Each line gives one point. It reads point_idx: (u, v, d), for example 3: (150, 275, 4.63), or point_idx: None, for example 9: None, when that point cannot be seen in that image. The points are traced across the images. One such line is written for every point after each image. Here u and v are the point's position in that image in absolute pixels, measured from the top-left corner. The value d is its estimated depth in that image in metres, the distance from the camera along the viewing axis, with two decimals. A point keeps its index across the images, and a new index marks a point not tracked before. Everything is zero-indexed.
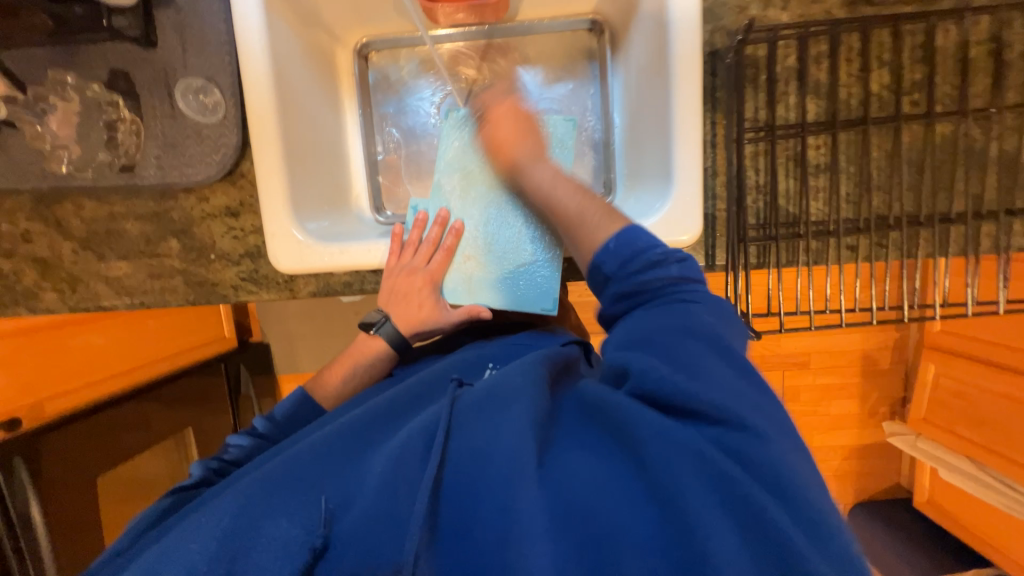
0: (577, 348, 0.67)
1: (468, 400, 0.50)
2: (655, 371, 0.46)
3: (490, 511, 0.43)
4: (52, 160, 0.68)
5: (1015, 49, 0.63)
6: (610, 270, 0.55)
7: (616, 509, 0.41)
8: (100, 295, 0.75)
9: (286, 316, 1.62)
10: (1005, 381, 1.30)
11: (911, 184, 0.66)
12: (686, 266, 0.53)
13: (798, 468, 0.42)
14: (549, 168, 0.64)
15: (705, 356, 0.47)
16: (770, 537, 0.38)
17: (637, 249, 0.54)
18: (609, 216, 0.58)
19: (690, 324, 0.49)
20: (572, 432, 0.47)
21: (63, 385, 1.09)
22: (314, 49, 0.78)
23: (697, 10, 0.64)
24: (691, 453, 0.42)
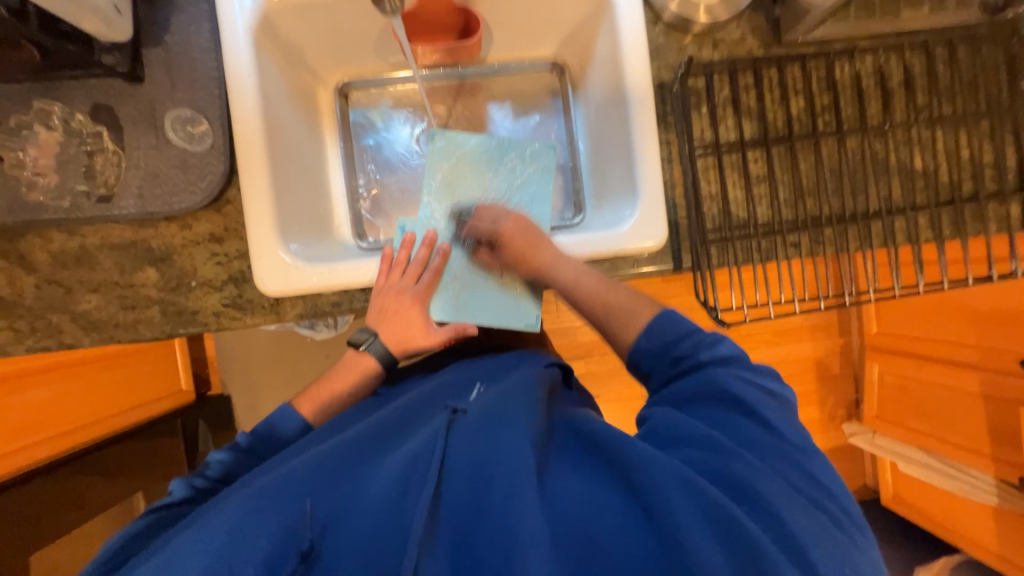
0: (558, 371, 0.72)
1: (465, 421, 0.52)
2: (668, 419, 0.50)
3: (490, 524, 0.43)
4: (24, 192, 0.67)
5: (894, 80, 0.78)
6: (648, 364, 0.57)
7: (612, 529, 0.42)
8: (63, 332, 0.71)
9: (250, 364, 1.55)
10: (936, 369, 1.45)
11: (835, 189, 0.78)
12: (718, 351, 0.54)
13: (776, 489, 0.44)
14: (572, 266, 0.67)
15: (728, 416, 0.50)
16: (755, 549, 0.39)
17: (677, 336, 0.56)
18: (638, 301, 0.60)
19: (713, 392, 0.51)
20: (563, 456, 0.49)
21: (19, 440, 0.97)
22: (299, 87, 0.83)
23: (644, 49, 0.76)
24: (676, 475, 0.43)
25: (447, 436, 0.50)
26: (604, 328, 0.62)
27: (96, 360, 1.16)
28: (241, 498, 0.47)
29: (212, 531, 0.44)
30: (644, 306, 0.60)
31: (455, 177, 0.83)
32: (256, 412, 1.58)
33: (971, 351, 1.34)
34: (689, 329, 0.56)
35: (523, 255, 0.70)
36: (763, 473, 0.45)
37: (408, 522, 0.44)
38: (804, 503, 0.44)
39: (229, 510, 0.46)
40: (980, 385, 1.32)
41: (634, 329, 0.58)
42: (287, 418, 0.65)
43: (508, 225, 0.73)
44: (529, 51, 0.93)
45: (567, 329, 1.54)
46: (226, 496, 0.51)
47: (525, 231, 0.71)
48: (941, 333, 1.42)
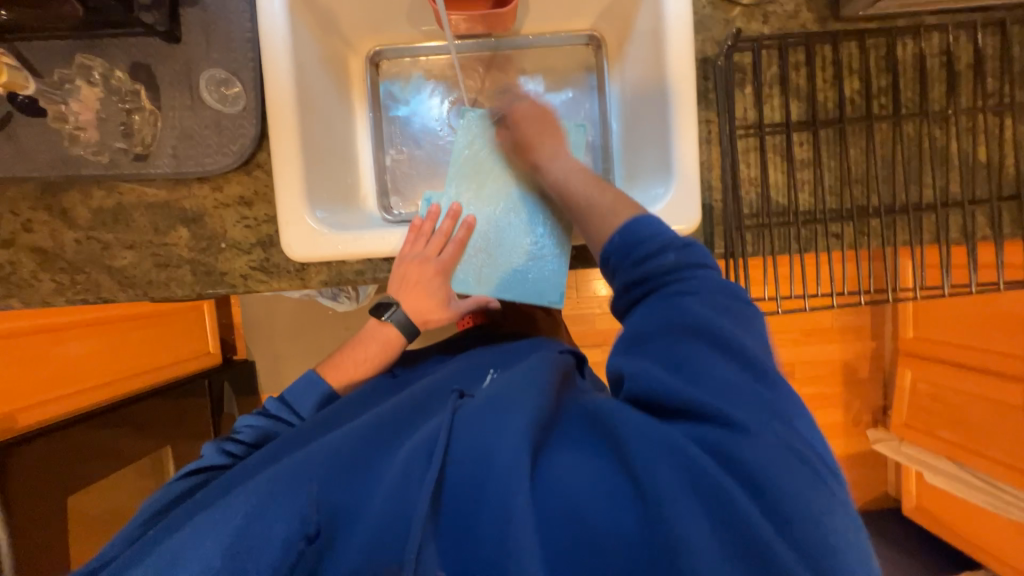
0: (571, 358, 0.71)
1: (468, 407, 0.50)
2: (648, 372, 0.46)
3: (488, 510, 0.42)
4: (67, 146, 0.69)
5: (963, 61, 0.72)
6: (617, 264, 0.54)
7: (603, 506, 0.41)
8: (101, 286, 0.73)
9: (275, 333, 1.59)
10: (973, 379, 1.38)
11: (885, 177, 0.73)
12: (684, 253, 0.51)
13: (785, 465, 0.39)
14: (566, 165, 0.68)
15: (698, 353, 0.45)
16: (747, 537, 0.37)
17: (642, 240, 0.53)
18: (619, 201, 0.59)
19: (678, 321, 0.47)
20: (566, 436, 0.47)
21: (54, 390, 1.01)
22: (331, 53, 0.82)
23: (689, 21, 0.71)
24: (668, 445, 0.41)
25: (453, 420, 0.49)
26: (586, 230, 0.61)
27: (124, 320, 1.20)
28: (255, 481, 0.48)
29: (227, 514, 0.45)
30: (629, 204, 0.58)
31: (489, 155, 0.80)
32: (278, 379, 1.63)
33: (1016, 363, 1.26)
34: (660, 232, 0.53)
35: (529, 144, 0.72)
36: (773, 446, 0.40)
37: (412, 508, 0.43)
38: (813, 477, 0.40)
39: (244, 494, 0.47)
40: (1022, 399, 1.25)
41: (613, 225, 0.56)
42: (309, 385, 0.67)
43: (524, 106, 0.75)
44: (565, 23, 0.89)
45: (586, 316, 1.52)
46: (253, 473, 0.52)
47: (543, 116, 0.74)
48: (983, 342, 1.34)
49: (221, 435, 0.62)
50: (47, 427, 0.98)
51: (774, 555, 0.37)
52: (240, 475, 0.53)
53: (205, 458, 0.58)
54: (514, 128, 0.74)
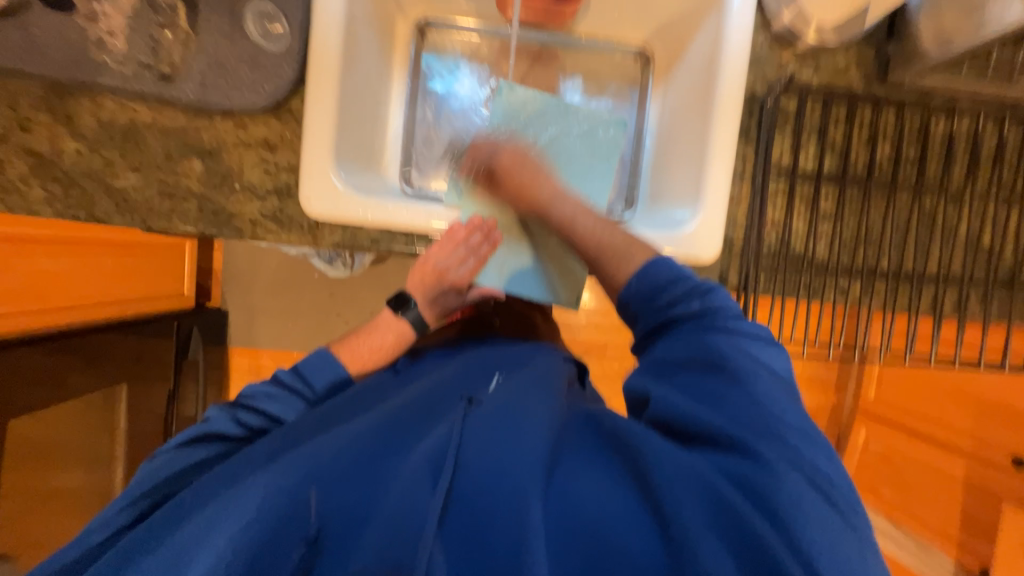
0: (572, 368, 0.73)
1: (481, 415, 0.52)
2: (675, 400, 0.48)
3: (501, 523, 0.44)
4: (90, 49, 0.64)
5: (985, 147, 0.75)
6: (637, 308, 0.55)
7: (619, 528, 0.43)
8: (97, 205, 0.69)
9: (255, 286, 1.54)
10: (921, 447, 1.45)
11: (896, 243, 0.76)
12: (708, 300, 0.53)
13: (805, 504, 0.41)
14: (573, 198, 0.65)
15: (725, 389, 0.47)
16: (766, 563, 0.38)
17: (661, 286, 0.54)
18: (636, 244, 0.58)
19: (702, 356, 0.49)
20: (582, 453, 0.49)
21: (19, 302, 0.94)
22: (381, 13, 0.80)
23: (745, 57, 0.72)
24: (689, 472, 0.43)
25: (463, 427, 0.51)
26: (600, 265, 0.59)
27: (98, 245, 1.13)
28: (266, 470, 0.48)
29: (237, 505, 0.46)
30: (643, 249, 0.58)
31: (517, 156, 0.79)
32: (251, 333, 1.57)
33: (962, 436, 1.34)
34: (682, 277, 0.55)
35: (522, 191, 0.66)
36: (793, 480, 0.42)
37: (424, 516, 0.45)
38: (838, 518, 0.41)
39: (255, 482, 0.47)
40: (964, 471, 1.33)
41: (628, 269, 0.57)
42: (325, 362, 0.64)
43: (503, 157, 0.68)
44: (618, 33, 0.89)
45: (572, 324, 1.53)
46: (254, 461, 0.51)
47: (519, 161, 0.67)
48: (938, 413, 1.41)
49: (229, 400, 0.60)
50: (9, 341, 0.91)
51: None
52: (243, 457, 0.53)
53: (212, 425, 0.57)
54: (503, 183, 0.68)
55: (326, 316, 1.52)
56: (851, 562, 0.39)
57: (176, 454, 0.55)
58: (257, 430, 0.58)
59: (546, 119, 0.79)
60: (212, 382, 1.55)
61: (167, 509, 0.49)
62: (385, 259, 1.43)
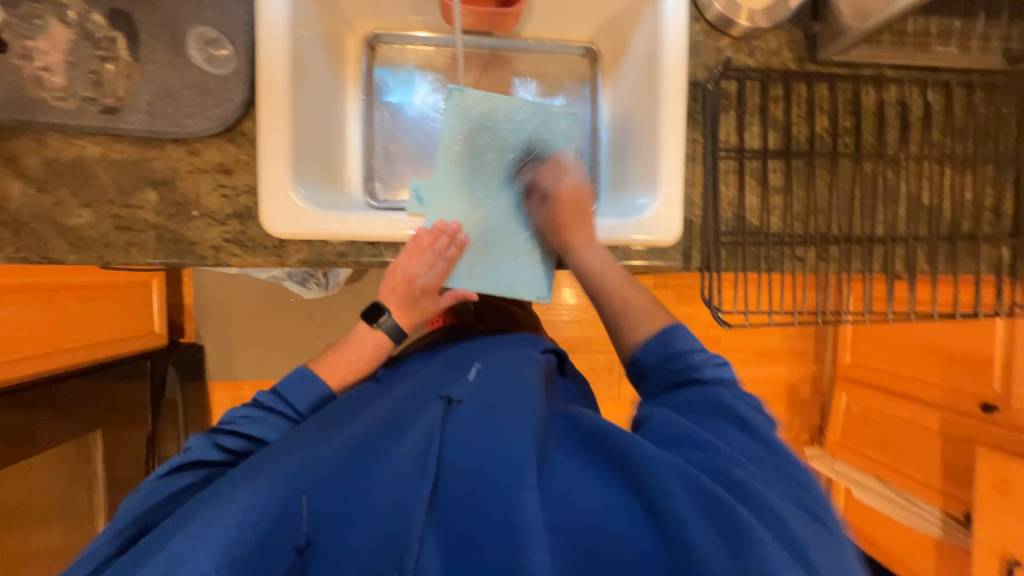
0: (553, 358, 0.74)
1: (462, 411, 0.54)
2: (673, 421, 0.53)
3: (490, 519, 0.45)
4: (28, 87, 0.63)
5: (914, 112, 0.80)
6: (650, 370, 0.61)
7: (616, 525, 0.44)
8: (49, 245, 0.67)
9: (231, 316, 1.51)
10: (899, 406, 1.51)
11: (845, 210, 0.80)
12: (720, 370, 0.59)
13: (781, 502, 0.46)
14: (599, 256, 0.68)
15: (720, 422, 0.54)
16: (754, 550, 0.40)
17: (681, 350, 0.59)
18: (649, 314, 0.63)
19: (706, 405, 0.55)
20: (564, 449, 0.52)
21: None
22: (328, 30, 0.81)
23: (684, 45, 0.76)
24: (682, 472, 0.46)
25: (444, 424, 0.52)
26: (616, 330, 0.65)
27: (60, 290, 1.09)
28: (248, 481, 0.48)
29: (224, 517, 0.45)
30: (660, 315, 0.64)
31: (475, 159, 0.80)
32: (231, 365, 1.53)
33: (934, 389, 1.40)
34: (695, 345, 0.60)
35: (565, 225, 0.70)
36: (769, 489, 0.47)
37: (410, 516, 0.45)
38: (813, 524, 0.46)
39: (241, 495, 0.47)
40: (939, 422, 1.39)
41: (644, 331, 0.62)
42: (305, 381, 0.63)
43: (565, 188, 0.72)
44: (565, 33, 0.92)
45: (556, 322, 1.55)
46: (234, 478, 0.50)
47: (578, 200, 0.71)
48: (910, 370, 1.48)
49: (208, 428, 0.59)
50: None
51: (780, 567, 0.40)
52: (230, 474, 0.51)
53: (194, 452, 0.56)
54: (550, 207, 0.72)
55: (306, 339, 1.50)
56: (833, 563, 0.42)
57: (157, 485, 0.53)
58: (241, 453, 0.58)
59: (501, 119, 0.81)
60: (193, 420, 1.50)
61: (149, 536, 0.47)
62: (361, 275, 1.43)
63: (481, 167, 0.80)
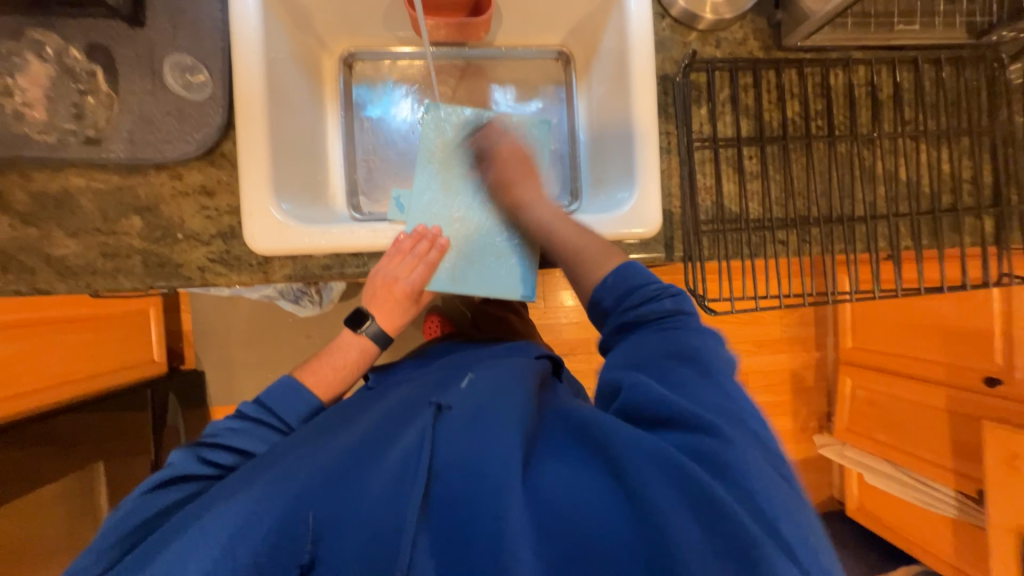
0: (548, 364, 0.74)
1: (453, 418, 0.54)
2: (646, 387, 0.50)
3: (479, 518, 0.45)
4: (10, 124, 0.65)
5: (884, 91, 0.81)
6: (608, 303, 0.58)
7: (596, 515, 0.44)
8: (38, 277, 0.68)
9: (228, 340, 1.51)
10: (903, 386, 1.50)
11: (824, 192, 0.80)
12: (679, 301, 0.56)
13: (758, 469, 0.45)
14: (550, 208, 0.70)
15: (689, 377, 0.51)
16: (730, 528, 0.41)
17: (635, 286, 0.57)
18: (608, 252, 0.62)
19: (671, 347, 0.53)
20: (551, 446, 0.51)
21: None
22: (304, 51, 0.82)
23: (650, 41, 0.77)
24: (659, 454, 0.46)
25: (435, 429, 0.52)
26: (572, 271, 0.64)
27: (57, 322, 1.09)
28: (243, 493, 0.49)
29: (217, 530, 0.46)
30: (615, 255, 0.62)
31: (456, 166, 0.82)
32: (231, 388, 1.53)
33: (937, 368, 1.39)
34: (653, 280, 0.57)
35: (514, 186, 0.74)
36: (748, 455, 0.46)
37: (404, 521, 0.45)
38: (788, 487, 0.46)
39: (234, 507, 0.47)
40: (945, 401, 1.37)
41: (602, 271, 0.60)
42: (291, 390, 0.65)
43: (506, 149, 0.77)
44: (537, 38, 0.93)
45: (554, 325, 1.55)
46: (229, 490, 0.51)
47: (519, 157, 0.76)
48: (912, 350, 1.47)
49: (193, 441, 0.60)
50: None
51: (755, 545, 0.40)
52: (223, 488, 0.52)
53: (178, 466, 0.56)
54: (495, 170, 0.76)
55: (304, 358, 1.50)
56: (803, 529, 0.43)
57: (142, 500, 0.53)
58: (229, 467, 0.58)
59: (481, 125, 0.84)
60: None
61: (138, 552, 0.48)
62: (356, 291, 1.43)
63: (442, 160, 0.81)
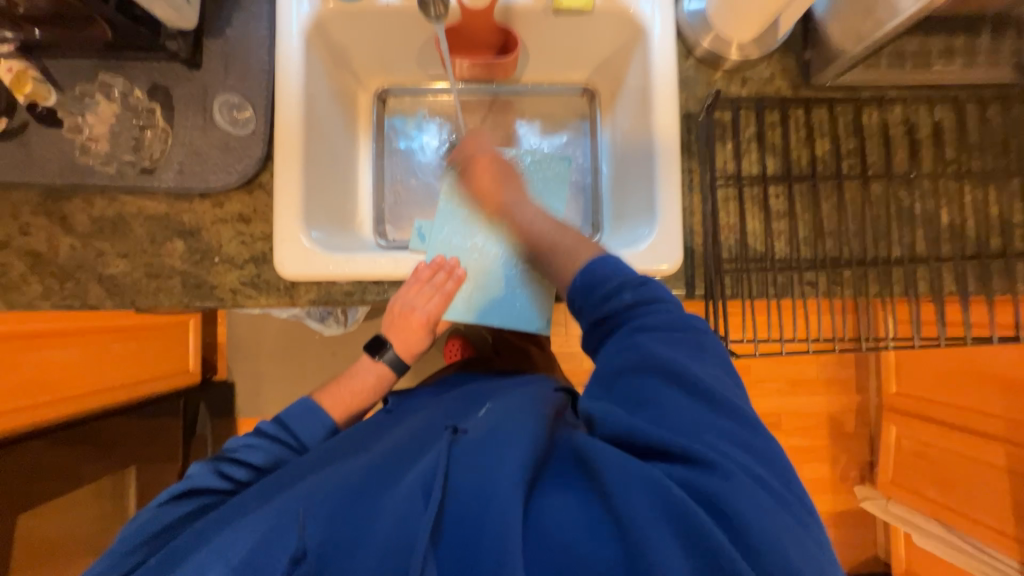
0: (565, 396, 0.73)
1: (467, 442, 0.53)
2: (615, 417, 0.50)
3: (485, 542, 0.44)
4: (77, 156, 0.72)
5: (923, 131, 0.78)
6: (580, 303, 0.58)
7: (588, 544, 0.43)
8: (89, 293, 0.74)
9: (258, 354, 1.57)
10: (955, 438, 1.37)
11: (856, 232, 0.77)
12: (642, 292, 0.55)
13: (751, 498, 0.43)
14: (532, 206, 0.72)
15: (660, 389, 0.50)
16: (720, 564, 0.40)
17: (599, 282, 0.56)
18: (583, 243, 0.63)
19: (637, 356, 0.52)
20: (556, 472, 0.50)
21: (33, 397, 0.98)
22: (341, 90, 0.88)
23: (673, 81, 0.78)
24: (647, 479, 0.44)
25: (449, 456, 0.51)
26: (553, 267, 0.65)
27: (104, 331, 1.16)
28: (261, 510, 0.51)
29: (236, 542, 0.48)
30: (592, 245, 0.63)
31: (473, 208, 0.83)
32: (257, 401, 1.58)
33: (994, 421, 1.27)
34: (621, 272, 0.56)
35: (494, 189, 0.75)
36: (741, 482, 0.44)
37: (415, 538, 0.45)
38: (782, 513, 0.44)
39: (250, 523, 0.50)
40: (1004, 459, 1.24)
41: (574, 267, 0.61)
42: (309, 412, 0.66)
43: (481, 155, 0.77)
44: (563, 75, 0.96)
45: (575, 353, 1.52)
46: (246, 507, 0.53)
47: (499, 165, 0.76)
48: (964, 400, 1.35)
49: (211, 455, 0.62)
50: (14, 436, 0.94)
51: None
52: (241, 503, 0.54)
53: (196, 480, 0.58)
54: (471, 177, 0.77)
55: (328, 375, 1.54)
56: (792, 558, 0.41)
57: (158, 513, 0.56)
58: (242, 481, 0.61)
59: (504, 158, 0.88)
60: None
61: (152, 563, 0.50)
62: (381, 311, 1.47)
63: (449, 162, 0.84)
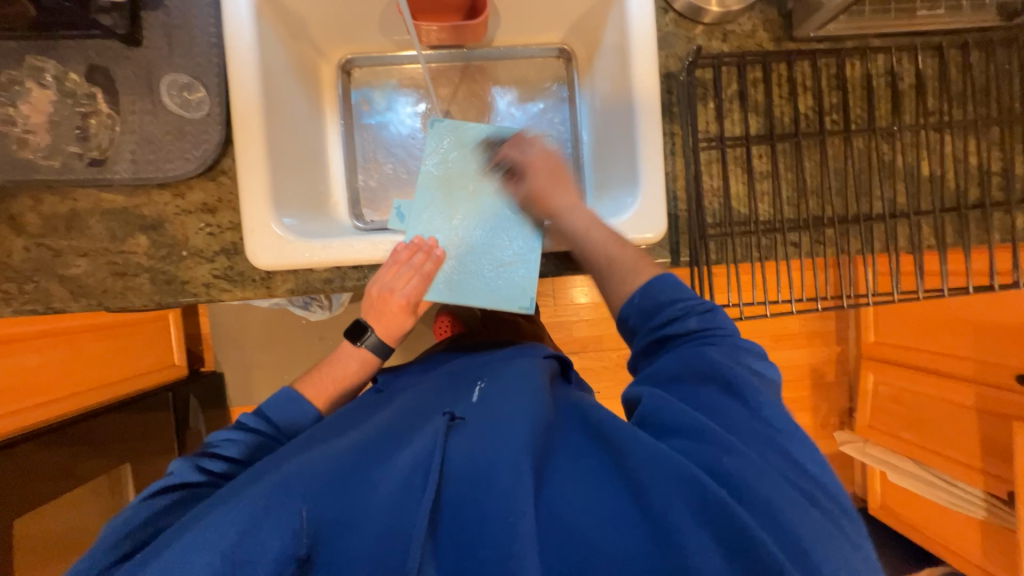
0: (554, 363, 0.74)
1: (463, 426, 0.53)
2: (664, 406, 0.52)
3: (490, 525, 0.45)
4: (17, 150, 0.66)
5: (905, 81, 0.76)
6: (636, 321, 0.60)
7: (608, 526, 0.45)
8: (52, 296, 0.70)
9: (244, 343, 1.55)
10: (929, 382, 1.43)
11: (838, 190, 0.77)
12: (707, 318, 0.57)
13: (767, 479, 0.45)
14: (586, 214, 0.68)
15: (715, 396, 0.52)
16: (742, 536, 0.41)
17: (662, 302, 0.58)
18: (640, 264, 0.62)
19: (698, 368, 0.54)
20: (568, 452, 0.52)
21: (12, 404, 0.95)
22: (301, 62, 0.82)
23: (652, 39, 0.74)
24: (676, 469, 0.46)
25: (447, 438, 0.51)
26: (603, 285, 0.63)
27: (78, 331, 1.13)
28: (250, 491, 0.48)
29: (227, 521, 0.45)
30: (647, 267, 0.62)
31: (454, 185, 0.80)
32: (248, 390, 1.57)
33: (966, 364, 1.33)
34: (688, 295, 0.58)
35: (547, 195, 0.71)
36: (756, 466, 0.46)
37: (411, 523, 0.46)
38: (800, 497, 0.46)
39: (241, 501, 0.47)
40: (974, 399, 1.31)
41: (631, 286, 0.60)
42: (291, 402, 0.66)
43: (537, 159, 0.73)
44: (536, 37, 0.91)
45: (564, 323, 1.53)
46: (234, 491, 0.51)
47: (554, 169, 0.73)
48: (939, 347, 1.40)
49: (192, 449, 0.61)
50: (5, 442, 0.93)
51: (763, 551, 0.41)
52: (226, 491, 0.52)
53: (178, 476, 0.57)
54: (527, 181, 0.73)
55: (318, 360, 1.53)
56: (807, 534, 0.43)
57: (143, 505, 0.54)
58: (223, 474, 0.60)
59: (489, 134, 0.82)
60: None
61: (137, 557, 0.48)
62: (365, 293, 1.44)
63: (452, 138, 0.82)
